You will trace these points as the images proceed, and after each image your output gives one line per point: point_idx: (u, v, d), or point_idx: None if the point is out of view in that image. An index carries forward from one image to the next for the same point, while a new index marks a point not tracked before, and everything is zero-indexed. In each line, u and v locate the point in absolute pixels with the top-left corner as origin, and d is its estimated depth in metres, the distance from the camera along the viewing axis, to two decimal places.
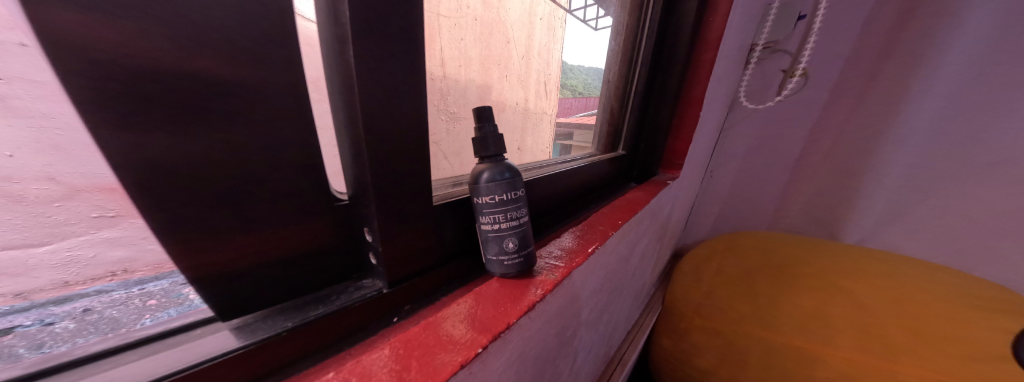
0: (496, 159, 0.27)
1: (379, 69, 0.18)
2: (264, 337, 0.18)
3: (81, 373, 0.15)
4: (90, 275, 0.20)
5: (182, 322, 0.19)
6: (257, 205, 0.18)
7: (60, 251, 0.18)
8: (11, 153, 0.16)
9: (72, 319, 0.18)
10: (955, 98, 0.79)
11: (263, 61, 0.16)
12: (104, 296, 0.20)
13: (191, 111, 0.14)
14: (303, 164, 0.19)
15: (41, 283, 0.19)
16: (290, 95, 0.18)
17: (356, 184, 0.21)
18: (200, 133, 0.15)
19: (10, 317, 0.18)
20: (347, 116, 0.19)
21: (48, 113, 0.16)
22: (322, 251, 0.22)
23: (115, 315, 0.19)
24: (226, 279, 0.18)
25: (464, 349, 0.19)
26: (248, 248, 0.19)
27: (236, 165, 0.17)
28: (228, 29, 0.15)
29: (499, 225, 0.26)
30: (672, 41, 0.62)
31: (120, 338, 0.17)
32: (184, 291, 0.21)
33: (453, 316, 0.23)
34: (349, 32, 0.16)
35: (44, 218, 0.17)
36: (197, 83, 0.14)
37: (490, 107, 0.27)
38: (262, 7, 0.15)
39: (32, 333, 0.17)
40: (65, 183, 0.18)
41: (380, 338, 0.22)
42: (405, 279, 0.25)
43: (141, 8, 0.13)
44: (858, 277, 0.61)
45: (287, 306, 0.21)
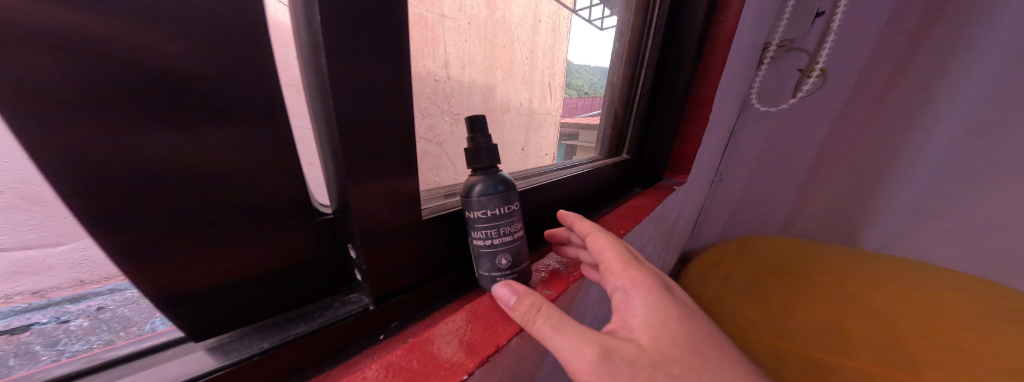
0: (487, 171, 0.26)
1: (358, 77, 0.17)
2: (239, 359, 0.18)
3: None
4: (104, 274, 0.21)
5: (154, 342, 0.19)
6: (230, 226, 0.18)
7: (75, 251, 0.19)
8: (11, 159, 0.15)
9: (86, 317, 0.20)
10: (985, 97, 0.76)
11: (236, 68, 0.16)
12: (118, 294, 0.22)
13: (150, 104, 0.14)
14: (284, 178, 0.20)
15: (58, 282, 0.19)
16: (263, 103, 0.17)
17: (340, 199, 0.21)
18: (169, 154, 0.15)
19: (28, 315, 0.19)
20: (327, 131, 0.18)
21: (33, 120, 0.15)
22: (300, 267, 0.23)
23: (127, 314, 0.21)
24: (199, 296, 0.18)
25: (448, 375, 0.19)
26: (219, 264, 0.18)
27: (204, 174, 0.16)
28: (189, 45, 0.14)
29: (491, 241, 0.26)
30: (679, 41, 0.60)
31: (87, 359, 0.18)
32: None
33: (440, 336, 0.22)
34: (321, 38, 0.16)
35: (60, 218, 0.17)
36: (158, 75, 0.14)
37: (483, 116, 0.26)
38: (233, 14, 0.15)
39: (47, 331, 0.19)
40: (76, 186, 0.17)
41: (365, 358, 0.22)
42: (392, 296, 0.25)
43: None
44: (889, 296, 0.56)
45: (265, 325, 0.22)
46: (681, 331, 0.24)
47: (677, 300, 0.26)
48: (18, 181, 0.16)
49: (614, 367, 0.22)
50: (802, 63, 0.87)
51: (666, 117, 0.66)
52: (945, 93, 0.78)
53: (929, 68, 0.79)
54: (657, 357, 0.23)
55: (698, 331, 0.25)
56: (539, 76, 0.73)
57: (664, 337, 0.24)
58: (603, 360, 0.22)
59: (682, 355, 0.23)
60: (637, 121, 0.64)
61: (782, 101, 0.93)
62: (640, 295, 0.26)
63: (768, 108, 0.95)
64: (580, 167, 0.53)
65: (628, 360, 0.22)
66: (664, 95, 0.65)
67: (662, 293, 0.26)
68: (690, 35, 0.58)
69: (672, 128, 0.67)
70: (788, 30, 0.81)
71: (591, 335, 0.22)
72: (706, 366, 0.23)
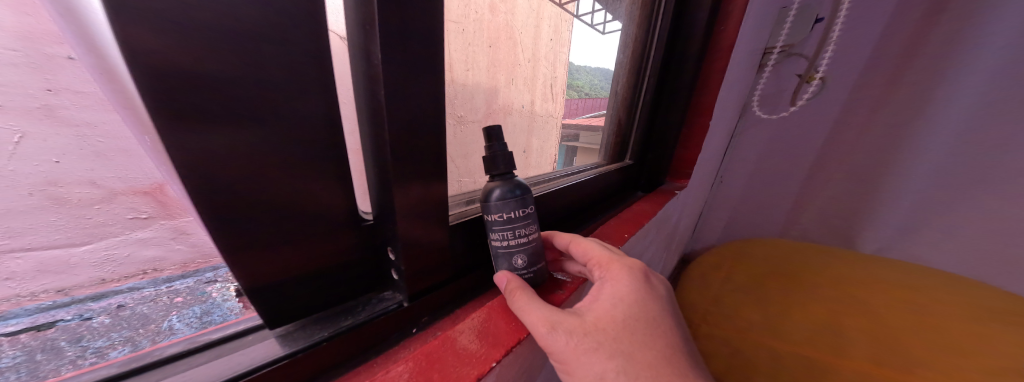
0: (504, 177, 0.27)
1: (405, 102, 0.19)
2: (307, 345, 0.20)
3: (163, 373, 0.17)
4: (125, 274, 0.28)
5: (237, 329, 0.21)
6: (297, 227, 0.20)
7: (97, 251, 0.27)
8: (60, 160, 0.24)
9: (107, 315, 0.24)
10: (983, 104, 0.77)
11: (308, 91, 0.17)
12: (135, 294, 0.26)
13: (242, 123, 0.15)
14: (339, 187, 0.21)
15: (82, 280, 0.26)
16: (325, 123, 0.19)
17: (381, 207, 0.22)
18: (254, 169, 0.16)
19: (54, 314, 0.24)
20: (376, 150, 0.20)
21: (90, 123, 0.25)
22: (347, 265, 0.24)
23: (144, 312, 0.24)
24: (272, 289, 0.20)
25: (479, 364, 0.21)
26: (285, 260, 0.20)
27: (277, 184, 0.18)
28: (274, 70, 0.16)
29: (508, 242, 0.27)
30: (681, 48, 0.61)
31: (188, 342, 0.20)
32: (205, 291, 0.27)
33: (466, 329, 0.24)
34: (380, 70, 0.17)
35: (86, 218, 0.26)
36: (249, 99, 0.15)
37: (499, 127, 0.27)
38: (308, 47, 0.17)
39: (73, 326, 0.22)
40: (104, 187, 0.26)
41: (402, 349, 0.23)
42: (422, 294, 0.26)
43: (207, 36, 0.13)
44: (887, 302, 0.56)
45: (319, 317, 0.23)
46: (627, 312, 0.25)
47: (638, 291, 0.27)
48: (47, 185, 0.24)
49: (558, 336, 0.23)
50: (802, 69, 0.89)
51: (670, 123, 0.67)
52: (941, 98, 0.80)
53: (925, 75, 0.80)
54: (594, 327, 0.24)
55: (645, 316, 0.26)
56: (541, 80, 0.73)
57: (609, 314, 0.25)
58: (548, 331, 0.23)
59: (616, 328, 0.24)
60: (638, 128, 0.65)
61: (780, 109, 0.95)
62: (610, 284, 0.28)
63: (767, 115, 0.96)
64: (585, 173, 0.54)
65: (569, 330, 0.24)
66: (665, 101, 0.66)
67: (626, 283, 0.27)
68: (691, 41, 0.59)
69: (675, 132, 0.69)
70: (790, 35, 0.82)
71: (546, 311, 0.24)
72: (639, 344, 0.24)
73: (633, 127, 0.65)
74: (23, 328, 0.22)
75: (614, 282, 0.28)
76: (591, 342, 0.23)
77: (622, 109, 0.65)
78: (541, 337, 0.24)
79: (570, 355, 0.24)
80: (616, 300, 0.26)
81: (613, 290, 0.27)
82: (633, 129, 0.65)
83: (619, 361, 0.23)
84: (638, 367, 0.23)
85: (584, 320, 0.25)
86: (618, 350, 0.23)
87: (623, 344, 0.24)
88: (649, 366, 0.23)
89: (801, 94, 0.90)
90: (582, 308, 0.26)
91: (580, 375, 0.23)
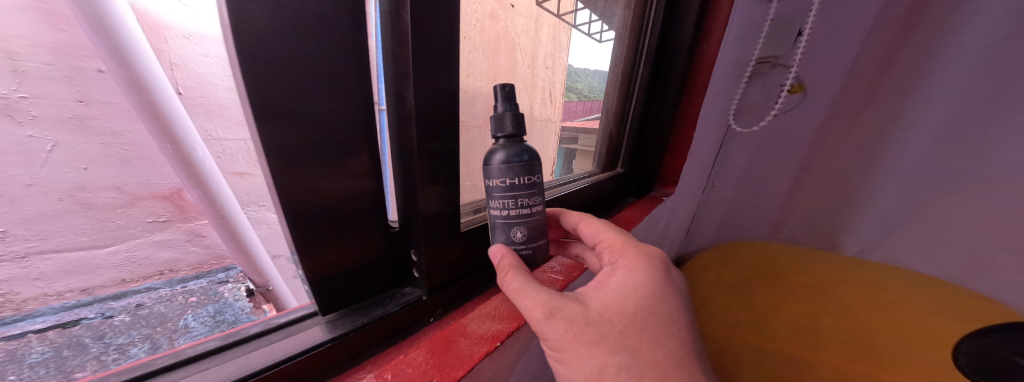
0: (511, 139, 0.29)
1: (430, 132, 0.23)
2: (348, 330, 0.24)
3: (252, 346, 0.22)
4: (143, 275, 0.51)
5: (299, 314, 0.25)
6: (340, 232, 0.24)
7: (121, 252, 0.47)
8: (89, 168, 0.41)
9: (125, 314, 0.46)
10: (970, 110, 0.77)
11: (353, 121, 0.22)
12: (149, 295, 0.50)
13: (307, 150, 0.20)
14: (372, 197, 0.25)
15: (104, 281, 0.48)
16: (363, 145, 0.24)
17: (406, 215, 0.26)
18: (316, 182, 0.21)
19: (75, 311, 0.44)
20: (403, 168, 0.25)
21: (116, 130, 0.42)
22: (376, 262, 0.28)
23: (159, 311, 0.48)
24: (324, 283, 0.24)
25: (485, 345, 0.25)
26: (331, 261, 0.24)
27: (327, 196, 0.22)
28: (333, 108, 0.21)
29: (507, 210, 0.30)
30: (667, 61, 0.64)
31: (265, 322, 0.24)
32: (208, 293, 0.54)
33: (478, 318, 0.28)
34: (412, 112, 0.21)
35: (112, 222, 0.45)
36: (317, 133, 0.20)
37: (512, 86, 0.29)
38: (355, 90, 0.22)
39: (95, 324, 0.43)
40: (130, 193, 0.45)
41: (421, 335, 0.27)
42: (438, 289, 0.29)
43: (293, 91, 0.18)
44: (865, 302, 0.59)
45: (355, 308, 0.27)
46: (638, 305, 0.26)
47: (651, 284, 0.28)
48: (78, 191, 0.41)
49: (556, 323, 0.25)
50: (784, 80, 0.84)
51: (658, 130, 0.71)
52: (917, 107, 0.83)
53: (903, 84, 0.83)
54: (598, 318, 0.25)
55: (657, 312, 0.26)
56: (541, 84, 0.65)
57: (619, 306, 0.26)
58: (547, 316, 0.25)
59: (624, 321, 0.25)
60: (629, 138, 0.69)
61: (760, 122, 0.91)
62: (623, 272, 0.29)
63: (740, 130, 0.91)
64: (580, 181, 0.57)
65: (568, 318, 0.25)
66: (654, 110, 0.69)
67: (641, 273, 0.28)
68: (679, 50, 0.63)
69: (665, 140, 0.73)
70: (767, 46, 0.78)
71: (547, 297, 0.25)
72: (648, 342, 0.25)
73: (625, 139, 0.70)
74: (52, 323, 0.42)
75: (628, 269, 0.29)
76: (591, 333, 0.24)
77: (614, 123, 0.68)
78: (537, 323, 0.25)
79: (574, 343, 0.24)
80: (626, 291, 0.27)
81: (624, 278, 0.28)
82: (625, 140, 0.70)
83: (621, 358, 0.24)
84: (642, 365, 0.24)
85: (592, 310, 0.25)
86: (623, 345, 0.24)
87: (629, 339, 0.25)
88: (655, 364, 0.24)
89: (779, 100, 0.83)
90: (592, 294, 0.27)
91: (575, 364, 0.25)
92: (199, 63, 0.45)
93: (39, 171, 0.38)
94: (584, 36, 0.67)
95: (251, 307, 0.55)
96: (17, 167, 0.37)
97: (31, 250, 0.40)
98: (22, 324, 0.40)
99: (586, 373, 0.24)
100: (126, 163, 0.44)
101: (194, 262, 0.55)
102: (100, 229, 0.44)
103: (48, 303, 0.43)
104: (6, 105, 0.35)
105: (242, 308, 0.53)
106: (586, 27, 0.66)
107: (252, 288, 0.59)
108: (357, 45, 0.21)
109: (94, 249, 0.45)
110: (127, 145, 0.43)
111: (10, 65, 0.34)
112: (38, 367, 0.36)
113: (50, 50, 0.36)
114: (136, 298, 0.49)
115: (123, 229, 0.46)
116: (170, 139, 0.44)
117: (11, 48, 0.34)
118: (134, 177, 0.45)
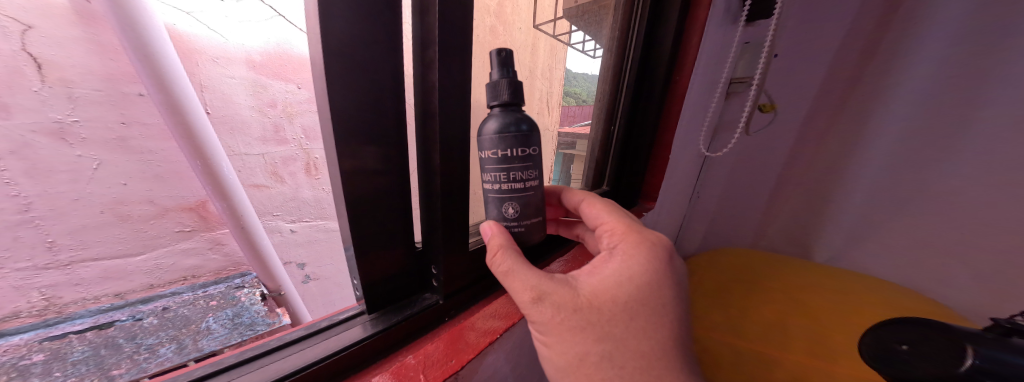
0: (507, 108, 0.26)
1: (455, 158, 0.27)
2: (387, 325, 0.27)
3: (325, 335, 0.25)
4: (169, 279, 0.56)
5: (353, 311, 0.28)
6: (378, 249, 0.26)
7: (150, 260, 0.52)
8: (128, 182, 0.46)
9: (155, 316, 0.50)
10: (904, 138, 0.67)
11: (393, 147, 0.24)
12: (179, 297, 0.55)
13: (357, 176, 0.22)
14: (402, 218, 0.27)
15: (134, 285, 0.52)
16: (399, 168, 0.25)
17: (430, 229, 0.30)
18: (362, 203, 0.23)
19: (110, 313, 0.49)
20: (426, 188, 0.28)
21: (156, 150, 0.47)
22: (405, 272, 0.30)
23: (186, 314, 0.52)
24: (371, 286, 0.27)
25: (488, 335, 0.29)
26: (371, 272, 0.26)
27: (368, 216, 0.24)
28: (378, 136, 0.23)
29: (500, 186, 0.28)
30: (646, 76, 0.56)
31: (331, 318, 0.27)
32: (232, 296, 0.58)
33: (483, 316, 0.32)
34: (438, 142, 0.25)
35: (144, 232, 0.50)
36: (364, 161, 0.23)
37: (511, 50, 0.26)
38: (395, 120, 0.24)
39: (128, 326, 0.47)
40: (160, 204, 0.50)
41: (437, 331, 0.30)
42: (453, 294, 0.32)
43: (350, 126, 0.21)
44: (866, 309, 0.57)
45: (390, 309, 0.29)
46: (631, 295, 0.24)
47: (651, 273, 0.26)
48: (117, 203, 0.46)
49: (543, 307, 0.24)
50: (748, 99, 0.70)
51: (638, 155, 0.63)
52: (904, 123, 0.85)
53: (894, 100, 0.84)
54: (586, 305, 0.24)
55: (652, 302, 0.25)
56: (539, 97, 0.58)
57: (611, 294, 0.24)
58: (533, 301, 0.24)
59: (614, 310, 0.24)
60: (613, 163, 0.62)
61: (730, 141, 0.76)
62: (620, 258, 0.27)
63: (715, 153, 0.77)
64: None
65: (555, 303, 0.24)
66: (636, 133, 0.61)
67: (641, 262, 0.26)
68: (659, 64, 0.54)
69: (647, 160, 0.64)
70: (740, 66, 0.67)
71: (535, 281, 0.25)
72: (635, 333, 0.24)
73: (609, 164, 0.63)
74: (88, 327, 0.46)
75: (627, 255, 0.27)
76: (577, 320, 0.23)
77: (597, 147, 0.60)
78: (523, 305, 0.25)
79: (557, 328, 0.24)
80: (621, 279, 0.25)
81: (622, 265, 0.26)
82: (608, 165, 0.63)
83: (605, 346, 0.23)
84: (626, 355, 0.24)
85: (582, 295, 0.24)
86: (609, 335, 0.23)
87: (616, 329, 0.24)
88: (640, 354, 0.23)
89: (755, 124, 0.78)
90: (586, 278, 0.26)
91: (558, 349, 0.24)
92: (225, 84, 0.51)
93: (84, 187, 0.43)
94: (579, 54, 0.60)
95: (266, 311, 0.57)
96: (65, 184, 0.42)
97: (74, 259, 0.46)
98: (62, 325, 0.45)
99: (569, 358, 0.24)
100: (160, 179, 0.48)
101: (214, 269, 0.60)
102: (133, 239, 0.49)
103: (87, 306, 0.50)
104: (61, 127, 0.40)
105: (259, 311, 0.56)
106: (581, 46, 0.59)
107: (265, 292, 0.62)
108: (397, 80, 0.23)
109: (127, 257, 0.50)
110: (160, 162, 0.48)
111: (65, 92, 0.39)
112: (77, 366, 0.39)
113: (100, 77, 0.40)
114: (163, 302, 0.53)
115: (153, 239, 0.51)
116: (200, 158, 0.48)
117: (66, 77, 0.39)
118: (164, 190, 0.49)
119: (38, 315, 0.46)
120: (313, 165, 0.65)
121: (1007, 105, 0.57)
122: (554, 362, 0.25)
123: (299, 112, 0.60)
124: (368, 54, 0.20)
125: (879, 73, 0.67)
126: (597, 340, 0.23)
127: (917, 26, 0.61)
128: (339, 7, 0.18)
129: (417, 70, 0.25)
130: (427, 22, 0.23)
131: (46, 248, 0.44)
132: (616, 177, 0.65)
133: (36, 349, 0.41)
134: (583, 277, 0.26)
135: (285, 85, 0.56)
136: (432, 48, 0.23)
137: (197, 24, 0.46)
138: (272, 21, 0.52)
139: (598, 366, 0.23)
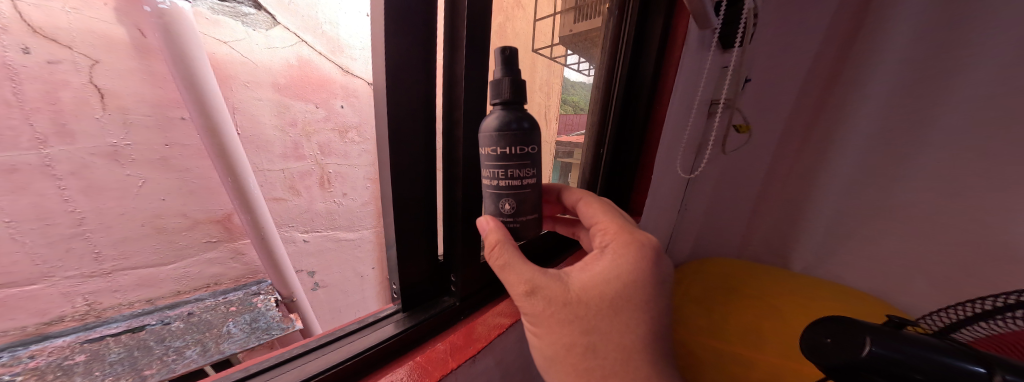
0: (509, 106, 0.28)
1: (473, 186, 0.33)
2: (419, 321, 0.32)
3: (374, 327, 0.31)
4: (194, 286, 0.60)
5: (389, 310, 0.34)
6: (411, 261, 0.31)
7: (182, 268, 0.57)
8: (167, 198, 0.51)
9: (182, 320, 0.54)
10: (866, 157, 0.73)
11: (426, 179, 0.30)
12: (203, 302, 0.59)
13: (398, 202, 0.28)
14: (428, 236, 0.32)
15: (164, 291, 0.57)
16: (429, 194, 0.31)
17: (450, 244, 0.35)
18: (401, 224, 0.29)
19: (141, 319, 0.53)
20: (447, 210, 0.34)
21: (194, 168, 0.52)
22: (429, 279, 0.35)
23: (210, 318, 0.56)
24: (406, 289, 0.32)
25: (496, 330, 0.34)
26: (406, 278, 0.32)
27: (404, 234, 0.30)
28: (416, 171, 0.29)
29: (498, 182, 0.29)
30: (633, 95, 0.62)
31: (375, 315, 0.33)
32: (251, 301, 0.62)
33: (492, 315, 0.36)
34: (461, 175, 0.31)
35: (177, 242, 0.55)
36: (403, 190, 0.28)
37: (515, 49, 0.27)
38: (428, 157, 0.29)
39: (158, 330, 0.51)
40: (193, 217, 0.55)
41: (455, 327, 0.34)
42: (466, 297, 0.37)
43: (394, 163, 0.26)
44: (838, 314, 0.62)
45: (418, 308, 0.34)
46: (616, 292, 0.28)
47: (636, 271, 0.29)
48: (156, 216, 0.51)
49: (536, 299, 0.28)
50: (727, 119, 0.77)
51: (627, 169, 0.68)
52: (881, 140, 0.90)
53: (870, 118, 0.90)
54: (574, 300, 0.27)
55: (634, 299, 0.28)
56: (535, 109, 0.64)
57: (598, 290, 0.28)
58: (528, 293, 0.28)
59: (599, 305, 0.28)
60: (603, 175, 0.67)
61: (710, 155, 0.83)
62: (610, 258, 0.30)
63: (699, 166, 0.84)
64: None
65: (547, 296, 0.28)
66: (625, 146, 0.66)
67: (628, 261, 0.30)
68: (643, 83, 0.60)
69: (634, 176, 0.68)
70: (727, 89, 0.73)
71: (530, 276, 0.28)
72: (618, 327, 0.28)
73: (599, 175, 0.67)
74: (122, 331, 0.50)
75: (618, 254, 0.30)
76: (566, 313, 0.27)
77: (589, 158, 0.65)
78: (518, 297, 0.29)
79: (548, 319, 0.28)
80: (609, 277, 0.29)
81: (612, 262, 0.30)
82: (600, 177, 0.67)
83: (590, 339, 0.27)
84: (608, 347, 0.27)
85: (573, 291, 0.28)
86: (594, 328, 0.27)
87: (601, 323, 0.27)
88: (619, 346, 0.27)
89: (733, 143, 0.85)
90: (578, 274, 0.29)
91: (548, 339, 0.28)
92: (254, 106, 0.56)
93: (130, 202, 0.49)
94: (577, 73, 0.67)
95: (280, 316, 0.61)
96: (114, 200, 0.47)
97: (115, 267, 0.51)
98: (99, 329, 0.50)
99: (557, 347, 0.28)
100: (194, 194, 0.54)
101: (234, 276, 0.64)
102: (168, 248, 0.55)
103: (121, 311, 0.54)
104: (115, 150, 0.45)
105: (274, 316, 0.60)
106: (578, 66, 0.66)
107: (279, 299, 0.65)
108: (431, 126, 0.29)
109: (159, 266, 0.55)
110: (195, 179, 0.53)
111: (122, 118, 0.44)
112: (117, 364, 0.43)
113: (150, 104, 0.46)
114: (188, 307, 0.57)
115: (183, 248, 0.56)
116: (232, 175, 0.52)
117: (124, 105, 0.44)
118: (197, 204, 0.55)
119: (79, 319, 0.51)
120: (326, 179, 0.69)
121: (955, 129, 0.63)
122: (543, 352, 0.29)
123: (316, 129, 0.64)
124: (410, 109, 0.26)
125: (843, 97, 0.73)
126: (583, 333, 0.27)
127: (869, 57, 0.69)
128: (390, 78, 0.24)
129: (445, 125, 0.31)
130: (456, 92, 0.29)
131: (93, 258, 0.49)
132: (607, 190, 0.69)
133: (77, 351, 0.45)
134: (574, 273, 0.29)
135: (306, 105, 0.61)
136: (458, 110, 0.30)
137: (232, 52, 0.52)
138: (295, 47, 0.58)
139: (583, 356, 0.28)
